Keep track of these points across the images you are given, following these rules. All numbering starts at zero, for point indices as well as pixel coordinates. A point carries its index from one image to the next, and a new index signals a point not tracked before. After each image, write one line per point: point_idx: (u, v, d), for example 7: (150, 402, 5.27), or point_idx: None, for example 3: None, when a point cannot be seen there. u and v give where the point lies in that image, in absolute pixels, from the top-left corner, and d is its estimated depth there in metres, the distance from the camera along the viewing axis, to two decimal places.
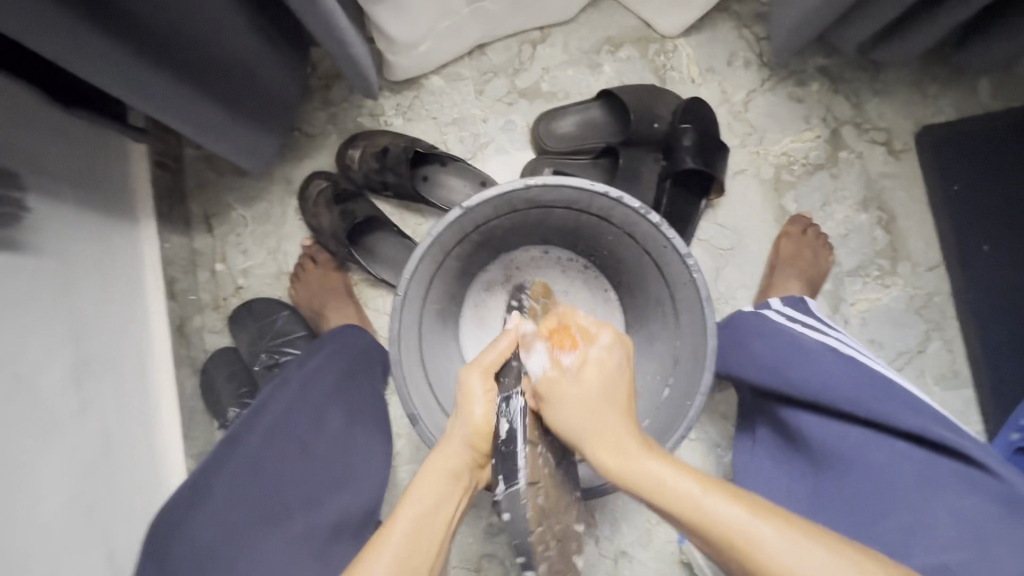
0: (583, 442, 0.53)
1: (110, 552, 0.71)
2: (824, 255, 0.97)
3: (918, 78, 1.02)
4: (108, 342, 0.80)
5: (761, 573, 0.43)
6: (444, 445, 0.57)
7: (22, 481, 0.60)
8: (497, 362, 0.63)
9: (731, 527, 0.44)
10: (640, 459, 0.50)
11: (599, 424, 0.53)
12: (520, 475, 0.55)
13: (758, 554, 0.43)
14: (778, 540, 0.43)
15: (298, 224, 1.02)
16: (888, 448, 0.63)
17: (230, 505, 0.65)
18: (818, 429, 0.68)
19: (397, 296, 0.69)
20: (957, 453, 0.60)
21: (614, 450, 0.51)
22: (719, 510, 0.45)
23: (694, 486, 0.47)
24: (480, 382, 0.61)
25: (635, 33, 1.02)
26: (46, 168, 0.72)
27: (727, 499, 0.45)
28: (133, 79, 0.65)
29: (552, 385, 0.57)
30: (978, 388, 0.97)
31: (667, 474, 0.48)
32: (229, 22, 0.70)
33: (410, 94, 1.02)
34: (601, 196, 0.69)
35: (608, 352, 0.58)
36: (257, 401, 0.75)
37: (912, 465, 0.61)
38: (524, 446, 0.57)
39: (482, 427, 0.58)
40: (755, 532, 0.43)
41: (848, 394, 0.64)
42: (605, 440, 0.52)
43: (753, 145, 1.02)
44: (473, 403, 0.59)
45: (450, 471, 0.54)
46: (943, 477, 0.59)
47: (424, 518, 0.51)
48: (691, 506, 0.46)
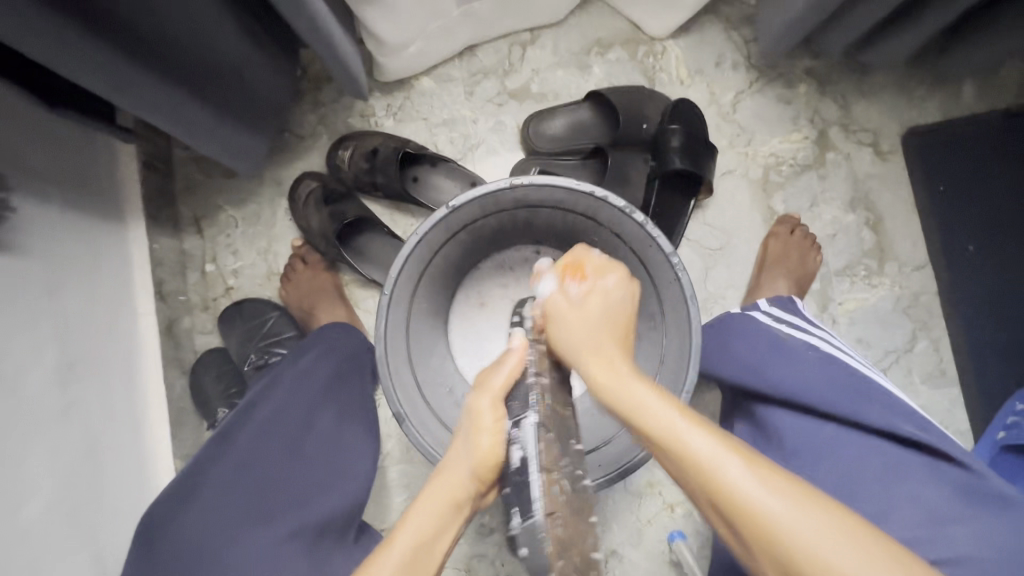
0: (580, 354, 0.55)
1: (95, 554, 0.70)
2: (812, 255, 0.98)
3: (904, 80, 1.03)
4: (95, 343, 0.79)
5: (722, 501, 0.45)
6: (443, 471, 0.54)
7: (5, 483, 0.59)
8: (506, 383, 0.56)
9: (706, 459, 0.45)
10: (629, 381, 0.51)
11: (597, 345, 0.54)
12: (537, 508, 0.47)
13: (724, 484, 0.44)
14: (749, 479, 0.44)
15: (288, 224, 1.02)
16: (859, 442, 0.64)
17: (217, 505, 0.65)
18: (793, 423, 0.68)
19: (383, 295, 0.69)
20: (927, 447, 0.62)
21: (606, 368, 0.53)
22: (695, 440, 0.46)
23: (675, 416, 0.48)
24: (488, 405, 0.54)
25: (624, 34, 1.03)
26: (32, 169, 0.72)
27: (704, 433, 0.47)
28: (120, 81, 0.64)
29: (556, 305, 0.59)
30: (964, 388, 0.98)
31: (652, 399, 0.50)
32: (218, 25, 0.70)
33: (400, 95, 1.02)
34: (587, 196, 0.70)
35: (612, 283, 0.59)
36: (249, 398, 0.75)
37: (881, 457, 0.63)
38: (537, 474, 0.49)
39: (488, 459, 0.52)
40: (726, 467, 0.45)
41: (828, 391, 0.66)
42: (601, 361, 0.53)
43: (741, 145, 1.02)
44: (480, 433, 0.52)
45: (450, 500, 0.52)
46: (911, 468, 0.61)
47: (423, 547, 0.50)
48: (668, 433, 0.47)
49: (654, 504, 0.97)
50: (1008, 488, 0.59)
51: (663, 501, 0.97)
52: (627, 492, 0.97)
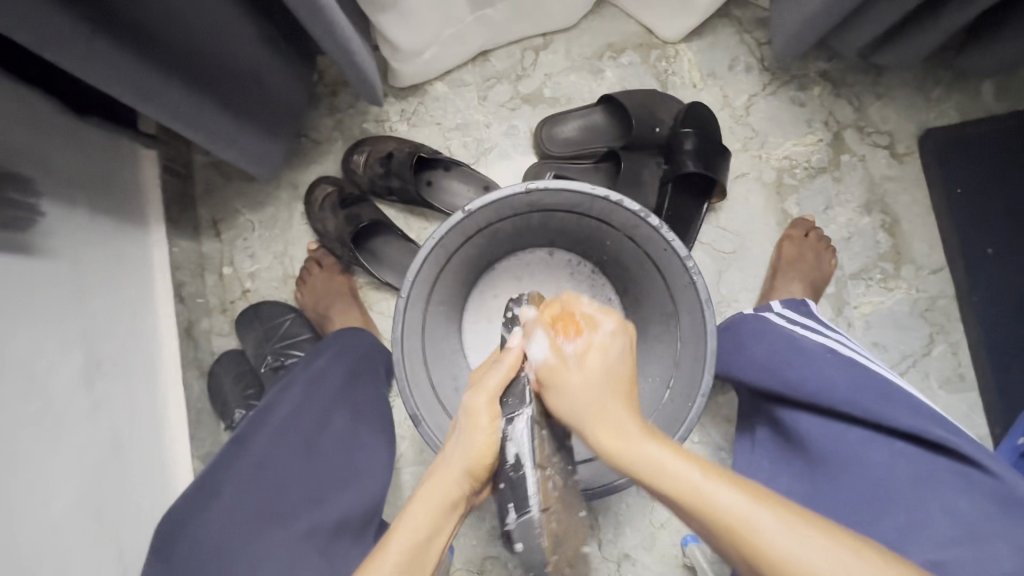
0: (583, 421, 0.52)
1: (119, 551, 0.72)
2: (827, 257, 0.97)
3: (920, 81, 1.02)
4: (118, 344, 0.81)
5: (756, 554, 0.44)
6: (438, 471, 0.54)
7: (35, 479, 0.61)
8: (504, 380, 0.57)
9: (733, 514, 0.45)
10: (640, 442, 0.50)
11: (603, 411, 0.52)
12: (534, 504, 0.52)
13: (753, 539, 0.44)
14: (776, 526, 0.44)
15: (304, 228, 1.03)
16: (886, 449, 0.63)
17: (239, 506, 0.66)
18: (814, 428, 0.68)
19: (400, 298, 0.70)
20: (954, 453, 0.61)
21: (615, 430, 0.51)
22: (719, 496, 0.46)
23: (695, 474, 0.47)
24: (485, 404, 0.55)
25: (636, 38, 1.03)
26: (60, 174, 0.74)
27: (727, 484, 0.46)
28: (146, 89, 0.66)
29: (552, 371, 0.56)
30: (984, 392, 0.97)
31: (668, 459, 0.48)
32: (237, 32, 0.71)
33: (415, 100, 1.04)
34: (601, 199, 0.70)
35: (603, 330, 0.57)
36: (263, 402, 0.76)
37: (908, 463, 0.62)
38: (533, 472, 0.53)
39: (485, 454, 0.54)
40: (754, 518, 0.44)
41: (847, 394, 0.65)
42: (609, 422, 0.52)
43: (755, 148, 1.02)
44: (476, 431, 0.54)
45: (445, 499, 0.52)
46: (940, 475, 0.60)
47: (419, 546, 0.50)
48: (691, 492, 0.46)
49: (667, 508, 0.97)
50: None
51: None
52: (640, 495, 0.97)
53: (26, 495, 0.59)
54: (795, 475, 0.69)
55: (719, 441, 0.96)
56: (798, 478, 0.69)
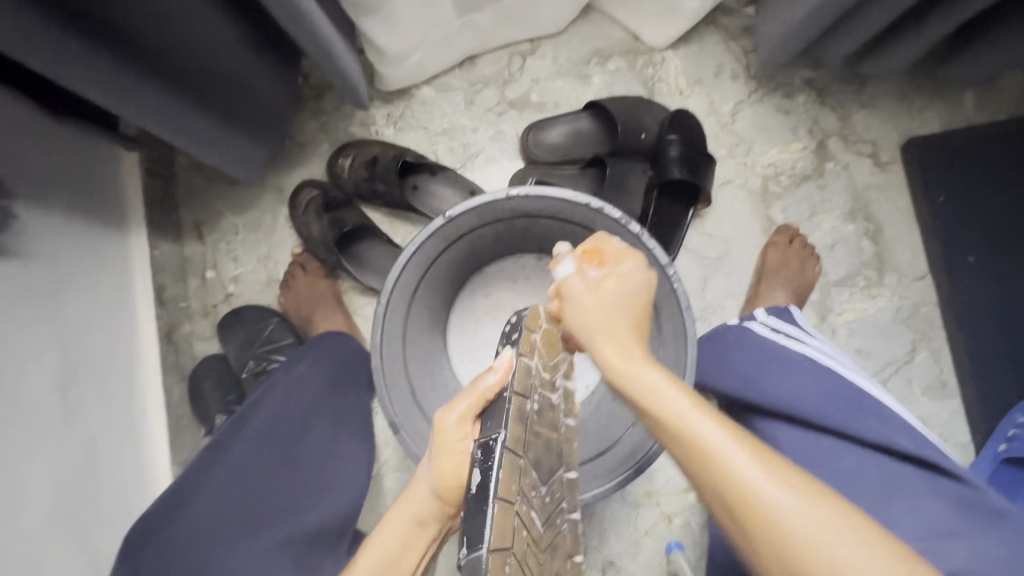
0: (588, 334, 0.51)
1: (90, 561, 0.70)
2: (811, 265, 0.98)
3: (903, 90, 1.03)
4: (94, 348, 0.80)
5: (726, 490, 0.45)
6: (409, 489, 0.55)
7: (2, 488, 0.59)
8: (475, 407, 0.50)
9: (713, 447, 0.45)
10: (640, 364, 0.49)
11: (613, 331, 0.51)
12: (484, 541, 0.37)
13: (731, 474, 0.44)
14: (754, 467, 0.44)
15: (288, 231, 1.03)
16: (859, 457, 0.64)
17: (209, 517, 0.65)
18: (790, 436, 0.67)
19: (380, 303, 0.69)
20: (924, 461, 0.62)
21: (618, 349, 0.50)
22: (705, 428, 0.46)
23: (686, 406, 0.47)
24: (455, 427, 0.51)
25: (623, 45, 1.04)
26: (36, 176, 0.73)
27: (715, 421, 0.46)
28: (122, 91, 0.65)
29: (574, 288, 0.54)
30: (965, 399, 0.98)
31: (662, 384, 0.48)
32: (218, 34, 0.71)
33: (401, 104, 1.03)
34: (584, 206, 0.70)
35: (624, 267, 0.55)
36: (241, 409, 0.74)
37: (881, 472, 0.62)
38: (494, 503, 0.38)
39: (451, 479, 0.51)
40: (737, 459, 0.44)
41: (819, 402, 0.65)
42: (616, 343, 0.51)
43: (740, 155, 1.02)
44: (443, 453, 0.51)
45: (414, 517, 0.54)
46: (909, 482, 0.61)
47: (387, 562, 0.54)
48: (678, 421, 0.46)
49: (652, 515, 0.96)
50: (1003, 503, 0.60)
51: (661, 511, 0.96)
52: (625, 502, 0.96)
53: None
54: None
55: None
56: None
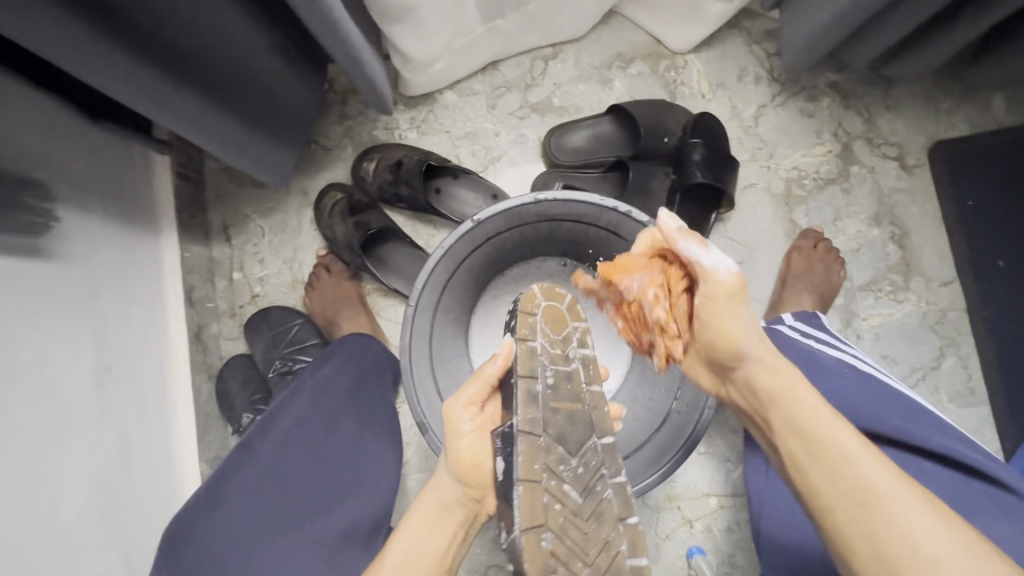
0: (740, 345, 0.54)
1: (125, 554, 0.72)
2: (836, 269, 0.97)
3: (931, 93, 1.02)
4: (128, 347, 0.82)
5: (879, 521, 0.46)
6: (434, 481, 0.58)
7: (45, 482, 0.61)
8: (482, 391, 0.56)
9: (876, 482, 0.47)
10: (799, 388, 0.52)
11: (769, 351, 0.54)
12: (516, 524, 0.47)
13: (886, 511, 0.46)
14: (918, 506, 0.46)
15: (313, 234, 1.04)
16: (916, 471, 0.63)
17: (241, 513, 0.66)
18: None
19: (409, 305, 0.72)
20: (982, 472, 0.61)
21: (772, 371, 0.53)
22: (865, 463, 0.48)
23: (849, 441, 0.49)
24: (464, 413, 0.57)
25: (646, 48, 1.04)
26: (76, 180, 0.75)
27: (879, 461, 0.48)
28: (161, 99, 0.67)
29: (720, 281, 0.52)
30: (994, 407, 0.96)
31: (823, 411, 0.51)
32: (250, 41, 0.72)
33: (424, 109, 1.05)
34: (610, 210, 0.72)
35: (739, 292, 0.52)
36: (270, 408, 0.76)
37: (942, 486, 0.61)
38: (518, 489, 0.47)
39: (471, 464, 0.55)
40: (895, 499, 0.46)
41: (867, 408, 0.65)
42: (773, 363, 0.54)
43: (763, 159, 1.02)
44: (458, 436, 0.56)
45: (441, 506, 0.56)
46: (975, 499, 0.60)
47: (414, 549, 0.53)
48: (846, 450, 0.49)
49: (673, 519, 0.96)
50: None
51: (682, 516, 0.96)
52: (647, 506, 0.96)
53: (38, 495, 0.60)
54: None
55: (726, 452, 0.97)
56: None
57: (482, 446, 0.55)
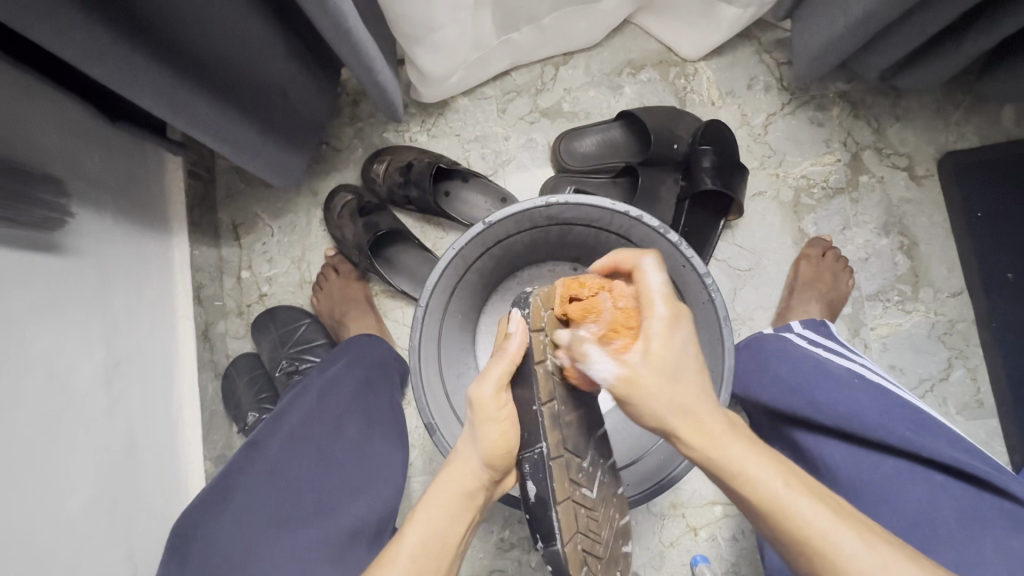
0: (664, 417, 0.50)
1: (128, 552, 0.71)
2: (844, 277, 0.97)
3: (940, 104, 1.02)
4: (136, 346, 0.82)
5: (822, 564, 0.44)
6: (453, 465, 0.56)
7: (52, 477, 0.61)
8: (509, 373, 0.56)
9: (811, 529, 0.45)
10: (724, 445, 0.48)
11: (687, 414, 0.49)
12: (558, 537, 0.51)
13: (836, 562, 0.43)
14: (859, 547, 0.43)
15: (322, 235, 1.05)
16: (926, 482, 0.62)
17: (249, 510, 0.67)
18: (849, 458, 0.66)
19: (419, 306, 0.71)
20: (993, 485, 0.61)
21: (696, 432, 0.49)
22: (803, 510, 0.45)
23: (781, 487, 0.46)
24: (494, 399, 0.55)
25: (656, 56, 1.04)
26: (90, 177, 0.76)
27: (812, 503, 0.46)
28: (179, 103, 0.67)
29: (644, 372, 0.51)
30: (1002, 419, 0.96)
31: (752, 462, 0.47)
32: (269, 49, 0.73)
33: (435, 112, 1.05)
34: (622, 214, 0.71)
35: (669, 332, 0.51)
36: (280, 407, 0.77)
37: (953, 499, 0.61)
38: (557, 509, 0.52)
39: (502, 448, 0.55)
40: (844, 546, 0.44)
41: (878, 419, 0.64)
42: (696, 423, 0.49)
43: (772, 166, 1.02)
44: (489, 423, 0.55)
45: (464, 491, 0.54)
46: (983, 511, 0.60)
47: (433, 537, 0.51)
48: (774, 499, 0.46)
49: (676, 526, 0.95)
50: None
51: (687, 523, 0.95)
52: (650, 513, 0.96)
53: (46, 490, 0.60)
54: None
55: None
56: None
57: (514, 433, 0.56)
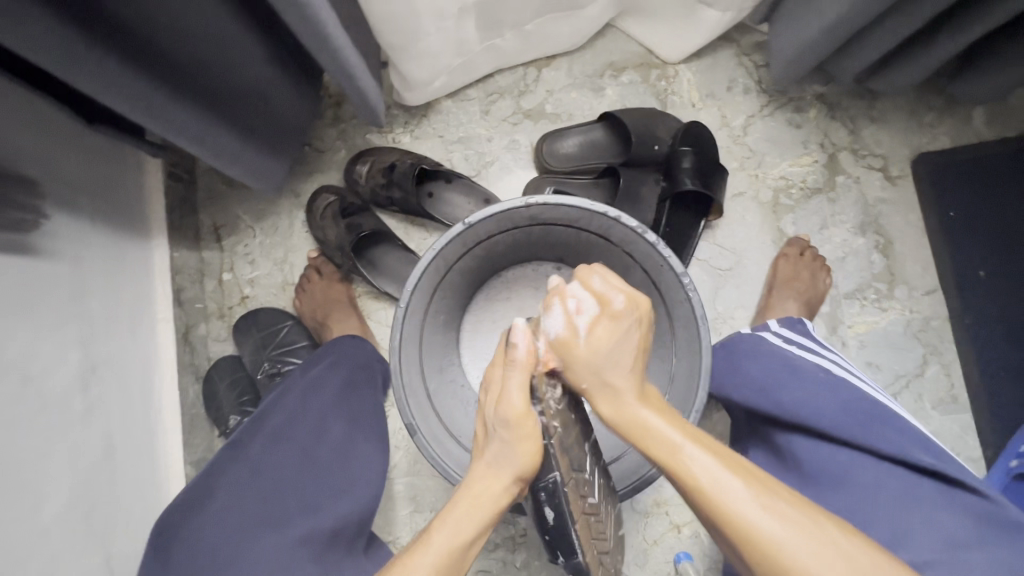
0: (583, 381, 0.55)
1: (106, 557, 0.71)
2: (822, 276, 0.98)
3: (914, 107, 1.04)
4: (114, 350, 0.81)
5: (725, 520, 0.46)
6: (482, 481, 0.54)
7: (26, 483, 0.60)
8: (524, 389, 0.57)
9: (706, 481, 0.47)
10: (634, 408, 0.52)
11: (600, 382, 0.54)
12: (580, 552, 0.58)
13: (733, 512, 0.46)
14: (748, 497, 0.46)
15: (305, 236, 1.05)
16: (878, 470, 0.64)
17: (231, 509, 0.66)
18: (810, 450, 0.67)
19: (399, 307, 0.70)
20: (943, 475, 0.62)
21: (610, 396, 0.53)
22: (695, 457, 0.48)
23: (677, 436, 0.50)
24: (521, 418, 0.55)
25: (637, 58, 1.06)
26: (65, 179, 0.75)
27: (705, 452, 0.49)
28: (156, 109, 0.67)
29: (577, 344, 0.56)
30: (976, 415, 0.98)
31: (652, 417, 0.51)
32: (249, 54, 0.73)
33: (419, 113, 1.05)
34: (601, 215, 0.71)
35: (624, 319, 0.56)
36: (262, 407, 0.77)
37: (903, 487, 0.62)
38: (575, 529, 0.57)
39: (532, 465, 0.55)
40: (736, 496, 0.46)
41: (837, 415, 0.65)
42: (604, 390, 0.54)
43: (751, 167, 1.04)
44: (523, 441, 0.54)
45: (493, 504, 0.53)
46: (928, 494, 0.61)
47: (457, 549, 0.51)
48: (671, 455, 0.49)
49: (660, 524, 0.96)
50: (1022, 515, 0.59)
51: (670, 521, 0.96)
52: (634, 511, 0.97)
53: (18, 496, 0.59)
54: (788, 493, 0.70)
55: None
56: (792, 496, 0.69)
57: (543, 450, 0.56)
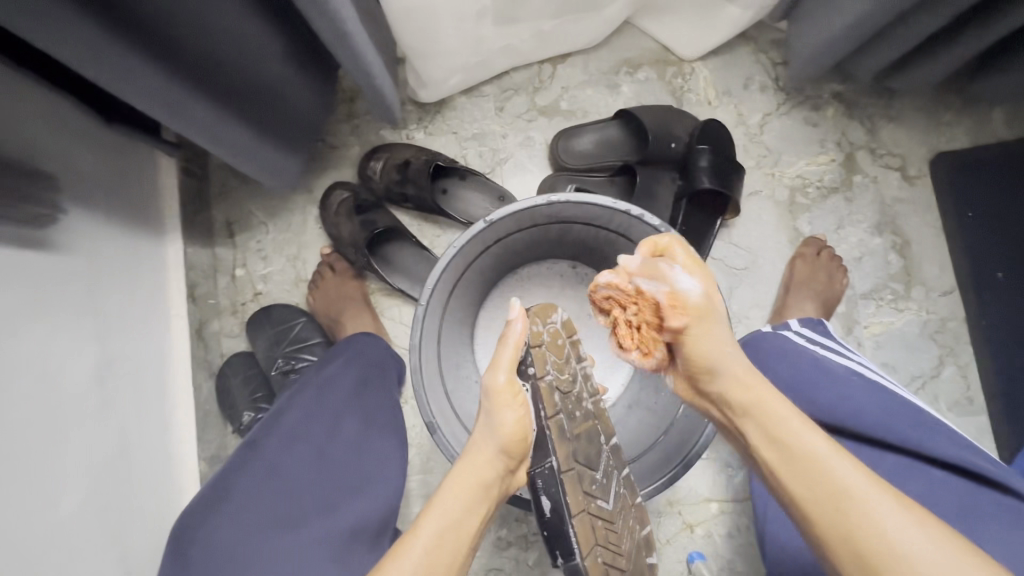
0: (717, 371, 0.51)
1: (121, 553, 0.70)
2: (838, 276, 0.98)
3: (933, 105, 1.03)
4: (129, 346, 0.81)
5: (865, 540, 0.41)
6: (471, 455, 0.56)
7: (43, 479, 0.60)
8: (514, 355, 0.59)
9: (853, 489, 0.43)
10: (779, 410, 0.49)
11: (743, 373, 0.51)
12: (577, 550, 0.57)
13: (873, 522, 0.42)
14: (898, 515, 0.42)
15: (317, 233, 1.04)
16: (924, 477, 0.63)
17: (249, 507, 0.67)
18: (850, 455, 0.67)
19: (419, 305, 0.71)
20: (992, 480, 0.61)
21: (745, 391, 0.50)
22: (843, 469, 0.45)
23: (823, 445, 0.46)
24: (505, 388, 0.57)
25: (653, 55, 1.05)
26: (83, 175, 0.75)
27: (852, 465, 0.45)
28: (174, 104, 0.66)
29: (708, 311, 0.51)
30: (991, 416, 0.97)
31: (797, 421, 0.48)
32: (267, 51, 0.73)
33: (433, 109, 1.04)
34: (622, 213, 0.71)
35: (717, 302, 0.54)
36: (277, 404, 0.77)
37: (954, 496, 0.61)
38: (573, 524, 0.57)
39: (517, 434, 0.56)
40: (873, 503, 0.42)
41: (878, 418, 0.65)
42: (752, 382, 0.51)
43: (768, 166, 1.03)
44: (505, 409, 0.57)
45: (478, 483, 0.54)
46: (982, 505, 0.60)
47: (448, 530, 0.51)
48: (815, 458, 0.46)
49: (674, 524, 0.96)
50: None
51: (684, 520, 0.96)
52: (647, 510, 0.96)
53: (37, 492, 0.59)
54: None
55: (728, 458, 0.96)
56: None
57: (530, 420, 0.58)
